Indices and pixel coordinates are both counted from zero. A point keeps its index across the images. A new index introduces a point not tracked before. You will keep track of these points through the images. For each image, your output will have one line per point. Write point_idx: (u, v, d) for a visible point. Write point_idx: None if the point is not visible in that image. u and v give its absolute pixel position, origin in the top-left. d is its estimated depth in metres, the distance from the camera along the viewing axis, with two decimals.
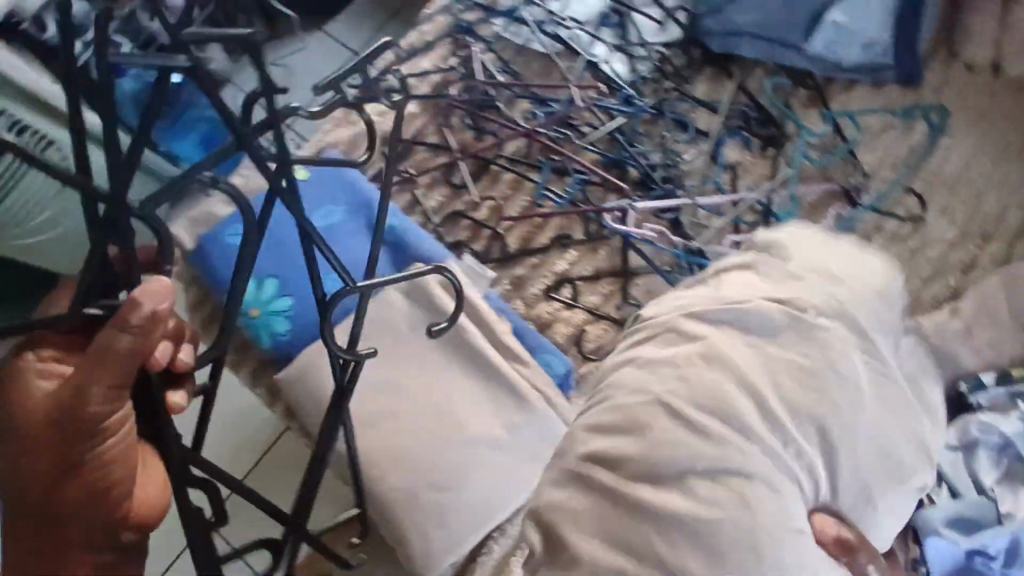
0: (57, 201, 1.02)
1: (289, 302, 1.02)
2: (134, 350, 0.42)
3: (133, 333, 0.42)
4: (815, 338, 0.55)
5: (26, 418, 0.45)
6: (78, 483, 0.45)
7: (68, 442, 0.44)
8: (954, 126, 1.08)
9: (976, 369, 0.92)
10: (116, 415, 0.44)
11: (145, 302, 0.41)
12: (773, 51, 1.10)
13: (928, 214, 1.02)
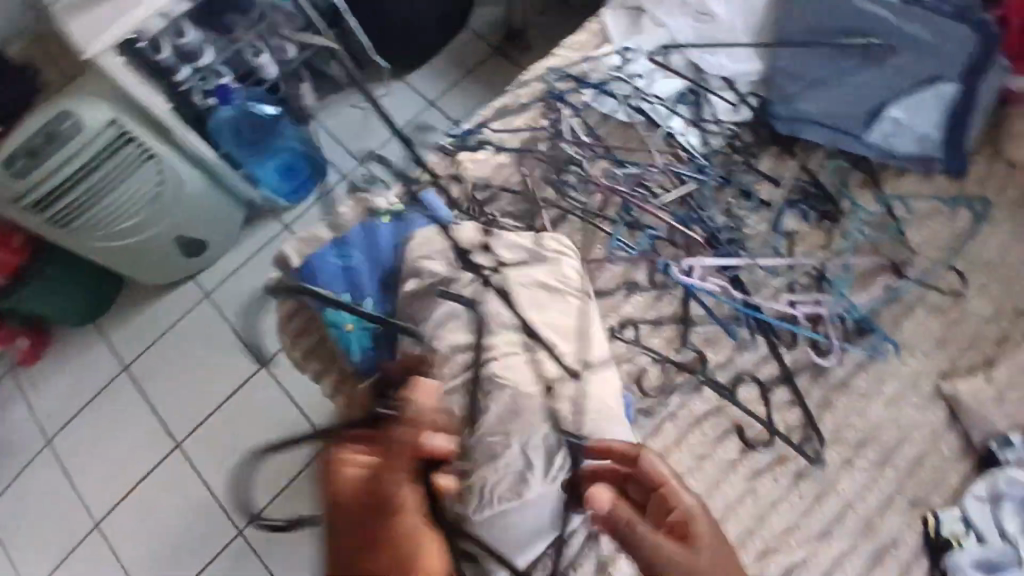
0: (157, 200, 1.51)
1: (379, 320, 1.14)
2: (413, 433, 0.76)
3: (416, 422, 0.77)
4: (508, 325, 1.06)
5: (342, 494, 0.75)
6: (387, 524, 0.74)
7: (373, 495, 0.74)
8: (995, 215, 1.20)
9: (1005, 430, 1.04)
10: (402, 478, 0.75)
11: (418, 395, 0.80)
12: (837, 137, 1.24)
13: (967, 290, 1.13)
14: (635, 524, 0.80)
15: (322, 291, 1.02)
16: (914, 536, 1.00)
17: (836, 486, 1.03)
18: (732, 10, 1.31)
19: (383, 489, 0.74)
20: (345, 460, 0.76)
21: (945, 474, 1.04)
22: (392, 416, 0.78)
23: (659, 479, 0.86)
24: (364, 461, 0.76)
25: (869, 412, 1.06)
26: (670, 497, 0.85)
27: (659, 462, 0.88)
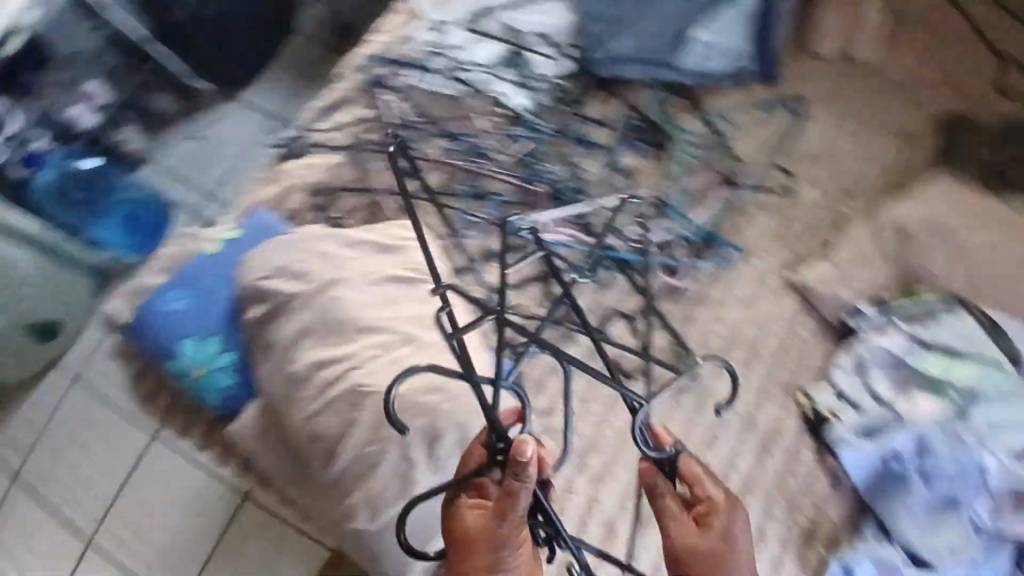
0: None
1: (229, 358, 1.17)
2: (517, 485, 0.62)
3: (518, 474, 0.62)
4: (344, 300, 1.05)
5: (465, 545, 0.66)
6: None
7: (489, 550, 0.65)
8: (812, 108, 1.26)
9: (853, 302, 1.10)
10: (513, 524, 0.64)
11: (528, 449, 0.62)
12: (652, 70, 1.25)
13: (797, 184, 1.21)
14: (660, 503, 0.71)
15: (167, 340, 1.18)
16: (793, 419, 1.09)
17: (712, 394, 1.11)
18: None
19: (477, 532, 0.65)
20: (458, 510, 0.68)
21: (808, 355, 1.12)
22: (506, 448, 0.66)
23: (694, 477, 0.69)
24: (479, 512, 0.67)
25: (729, 317, 1.15)
26: (700, 497, 0.69)
27: (694, 465, 0.70)
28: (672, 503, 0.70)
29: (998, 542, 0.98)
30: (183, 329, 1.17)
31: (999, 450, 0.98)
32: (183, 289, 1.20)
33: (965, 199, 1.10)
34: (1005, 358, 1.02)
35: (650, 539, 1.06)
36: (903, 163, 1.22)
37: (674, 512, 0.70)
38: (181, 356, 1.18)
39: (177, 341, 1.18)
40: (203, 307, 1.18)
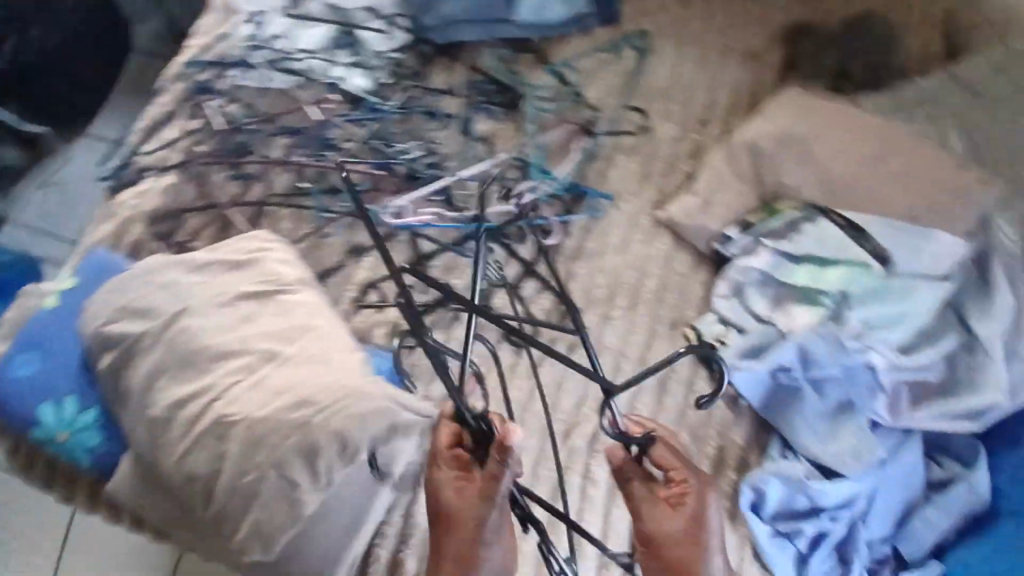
0: None
1: (94, 413, 1.06)
2: (501, 468, 0.70)
3: (500, 455, 0.71)
4: (192, 331, 0.97)
5: (444, 519, 0.70)
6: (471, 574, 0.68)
7: (469, 527, 0.69)
8: (656, 43, 1.25)
9: (720, 229, 1.10)
10: (492, 504, 0.70)
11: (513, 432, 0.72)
12: (491, 29, 1.20)
13: (652, 121, 1.20)
14: (628, 486, 0.74)
15: (17, 408, 1.05)
16: (684, 353, 1.09)
17: (605, 344, 1.09)
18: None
19: (463, 502, 0.70)
20: (441, 484, 0.71)
21: (689, 287, 1.12)
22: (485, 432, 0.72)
23: (669, 462, 0.74)
24: (461, 486, 0.71)
25: (608, 265, 1.13)
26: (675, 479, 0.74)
27: (667, 449, 0.74)
28: (640, 487, 0.74)
29: (895, 433, 1.02)
30: (36, 395, 1.06)
31: (881, 345, 1.00)
32: (29, 350, 1.08)
33: (812, 108, 1.09)
34: (871, 258, 0.98)
35: (569, 503, 1.02)
36: (754, 81, 1.22)
37: (643, 498, 0.73)
38: (35, 426, 1.05)
39: (29, 409, 1.05)
40: (56, 365, 1.06)
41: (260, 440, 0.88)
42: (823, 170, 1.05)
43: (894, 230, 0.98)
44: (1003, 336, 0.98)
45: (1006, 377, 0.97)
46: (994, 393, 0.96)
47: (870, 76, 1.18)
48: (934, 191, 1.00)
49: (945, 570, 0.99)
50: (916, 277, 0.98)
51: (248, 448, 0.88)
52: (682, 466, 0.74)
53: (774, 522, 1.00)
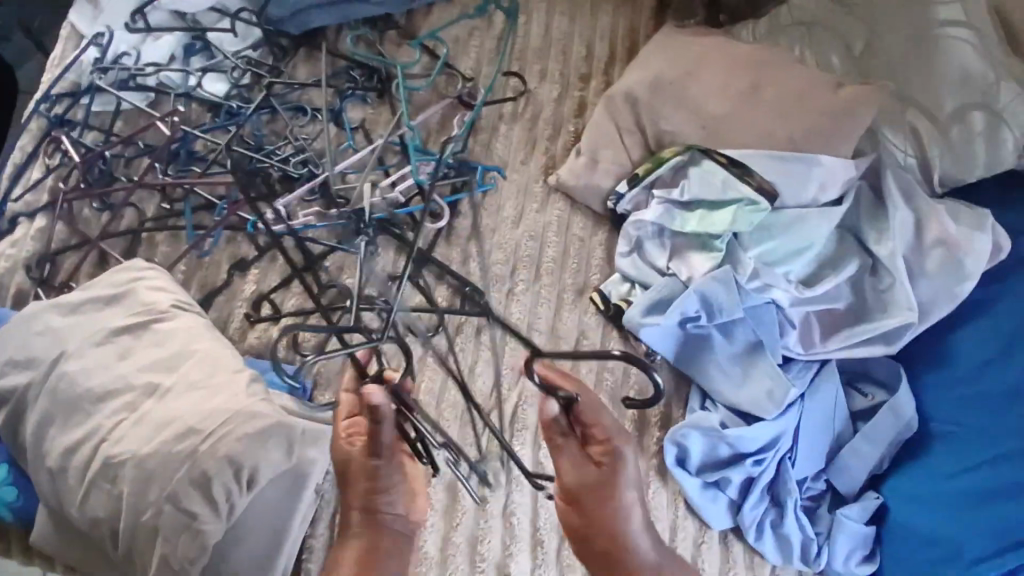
0: None
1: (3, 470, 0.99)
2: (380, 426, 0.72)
3: (373, 412, 0.71)
4: (68, 375, 0.92)
5: (346, 476, 0.76)
6: (382, 513, 0.77)
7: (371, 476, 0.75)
8: (525, 4, 1.20)
9: (612, 185, 1.06)
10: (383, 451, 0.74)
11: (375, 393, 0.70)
12: (344, 10, 1.16)
13: (531, 84, 1.15)
14: (561, 447, 0.75)
15: None
16: (592, 316, 1.05)
17: (513, 319, 1.04)
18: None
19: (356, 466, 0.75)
20: (340, 448, 0.77)
21: (592, 249, 1.08)
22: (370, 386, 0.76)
23: (593, 425, 0.74)
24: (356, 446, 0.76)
25: (506, 238, 1.07)
26: (600, 443, 0.74)
27: (600, 413, 0.73)
28: (571, 447, 0.75)
29: (811, 368, 0.99)
30: None
31: (782, 280, 0.96)
32: None
33: (680, 54, 1.06)
34: (758, 194, 0.94)
35: (496, 489, 0.96)
36: (629, 29, 1.19)
37: (572, 459, 0.75)
38: None
39: None
40: None
41: (150, 475, 0.86)
42: (700, 112, 1.02)
43: (778, 161, 0.95)
44: (904, 253, 0.93)
45: (914, 297, 0.92)
46: (905, 314, 0.91)
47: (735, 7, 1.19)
48: (813, 113, 0.95)
49: (882, 500, 0.95)
50: (807, 207, 0.95)
51: (140, 485, 0.85)
52: (610, 427, 0.74)
53: (702, 472, 0.97)
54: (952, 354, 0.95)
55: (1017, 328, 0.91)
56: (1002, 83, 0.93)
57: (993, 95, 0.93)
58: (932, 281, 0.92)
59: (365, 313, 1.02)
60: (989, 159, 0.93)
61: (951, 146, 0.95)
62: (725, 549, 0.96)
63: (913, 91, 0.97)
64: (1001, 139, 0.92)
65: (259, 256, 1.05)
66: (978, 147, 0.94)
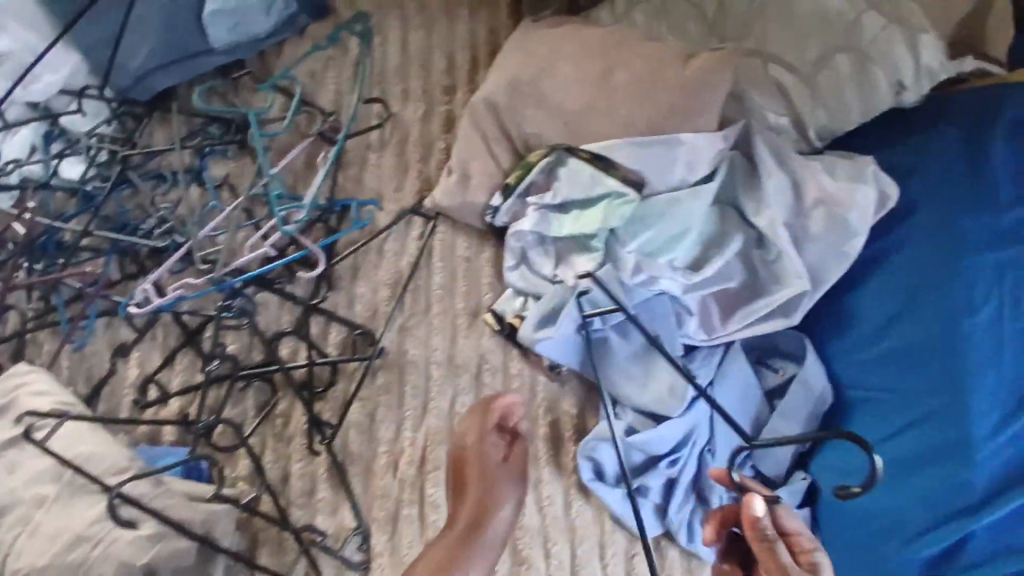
0: None
1: None
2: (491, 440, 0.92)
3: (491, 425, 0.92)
4: None
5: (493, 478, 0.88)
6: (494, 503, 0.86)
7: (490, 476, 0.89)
8: (377, 21, 1.14)
9: (487, 199, 1.00)
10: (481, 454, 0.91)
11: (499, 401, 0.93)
12: (188, 66, 1.10)
13: (394, 106, 1.09)
14: (775, 553, 0.71)
15: None
16: (489, 337, 1.00)
17: (408, 357, 0.99)
18: (20, 34, 1.08)
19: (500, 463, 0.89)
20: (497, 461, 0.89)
21: (479, 269, 1.03)
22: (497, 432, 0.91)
23: (792, 526, 0.76)
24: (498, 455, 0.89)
25: (389, 272, 1.02)
26: (798, 544, 0.75)
27: (792, 517, 0.76)
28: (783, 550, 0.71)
29: (717, 353, 0.94)
30: None
31: (666, 269, 0.91)
32: None
33: (533, 51, 1.00)
34: (625, 185, 0.90)
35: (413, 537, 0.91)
36: (489, 29, 1.13)
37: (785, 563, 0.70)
38: None
39: None
40: None
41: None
42: (559, 109, 0.96)
43: (643, 150, 0.89)
44: (786, 219, 0.89)
45: (802, 265, 0.88)
46: (796, 283, 0.87)
47: None
48: (667, 91, 0.89)
49: (810, 479, 0.91)
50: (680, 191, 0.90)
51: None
52: (802, 532, 0.76)
53: (621, 482, 0.92)
54: (855, 313, 0.89)
55: (918, 276, 0.85)
56: (863, 18, 0.88)
57: (855, 36, 0.88)
58: (818, 243, 0.87)
59: (255, 379, 0.97)
60: (863, 105, 0.88)
61: (822, 98, 0.89)
62: (660, 558, 0.91)
63: (773, 45, 0.91)
64: (871, 80, 0.87)
65: (138, 339, 1.03)
66: (849, 94, 0.88)
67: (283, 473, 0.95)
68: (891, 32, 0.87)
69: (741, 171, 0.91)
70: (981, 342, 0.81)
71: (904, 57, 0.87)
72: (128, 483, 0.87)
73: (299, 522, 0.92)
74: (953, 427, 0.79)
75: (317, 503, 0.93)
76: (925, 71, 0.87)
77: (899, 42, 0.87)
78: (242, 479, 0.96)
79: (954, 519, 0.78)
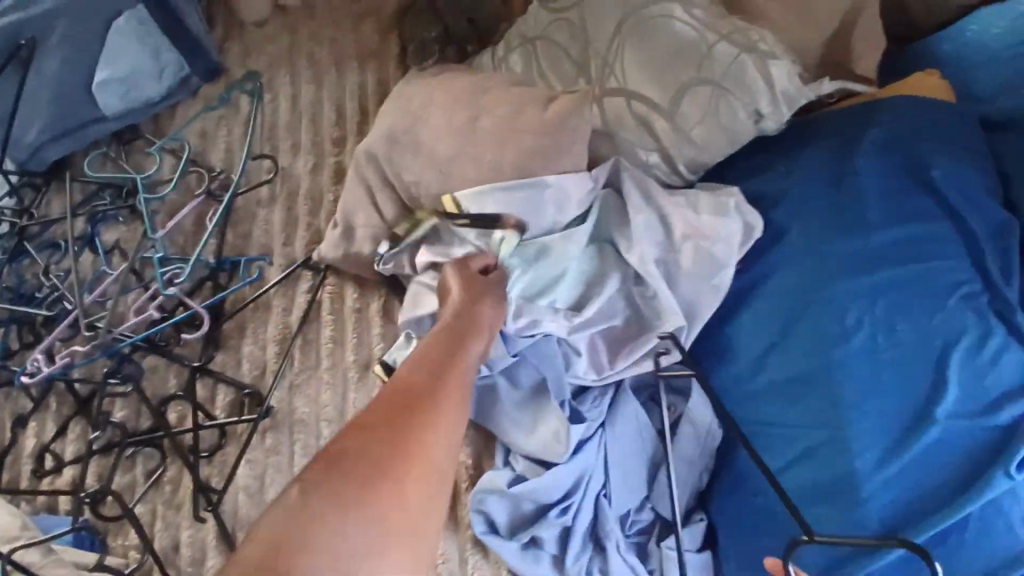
0: None
1: None
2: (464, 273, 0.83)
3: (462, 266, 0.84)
4: None
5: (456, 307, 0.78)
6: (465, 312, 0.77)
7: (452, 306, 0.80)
8: (268, 79, 1.16)
9: (371, 249, 1.00)
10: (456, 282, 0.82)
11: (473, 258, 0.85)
12: (79, 136, 1.13)
13: (283, 160, 1.10)
14: None
15: None
16: (379, 388, 0.99)
17: (298, 415, 0.97)
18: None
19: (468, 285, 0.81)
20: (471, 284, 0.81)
21: (370, 319, 1.02)
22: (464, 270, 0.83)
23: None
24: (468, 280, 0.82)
25: (279, 328, 1.01)
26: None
27: None
28: None
29: (607, 395, 0.92)
30: None
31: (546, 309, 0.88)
32: None
33: (407, 102, 1.01)
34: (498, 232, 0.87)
35: None
36: (378, 79, 1.14)
37: None
38: None
39: None
40: None
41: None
42: (433, 157, 0.95)
43: (508, 194, 0.88)
44: (657, 256, 0.88)
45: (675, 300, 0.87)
46: (672, 318, 0.86)
47: (469, 30, 1.13)
48: (526, 134, 0.89)
49: (708, 521, 0.88)
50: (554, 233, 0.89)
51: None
52: None
53: (515, 535, 0.87)
54: (733, 347, 0.86)
55: (792, 304, 0.82)
56: (716, 48, 0.86)
57: (709, 67, 0.86)
58: (689, 278, 0.87)
59: (144, 445, 0.96)
60: (728, 137, 0.86)
61: (685, 131, 0.87)
62: None
63: (633, 81, 0.90)
64: (732, 113, 0.85)
65: (33, 408, 1.02)
66: (713, 128, 0.86)
67: (172, 541, 0.93)
68: (743, 61, 0.85)
69: (611, 212, 0.91)
70: (859, 370, 0.77)
71: (760, 85, 0.85)
72: (20, 549, 0.86)
73: None
74: (840, 466, 0.76)
75: (206, 572, 0.91)
76: (781, 95, 0.85)
77: (752, 70, 0.85)
78: (133, 547, 0.94)
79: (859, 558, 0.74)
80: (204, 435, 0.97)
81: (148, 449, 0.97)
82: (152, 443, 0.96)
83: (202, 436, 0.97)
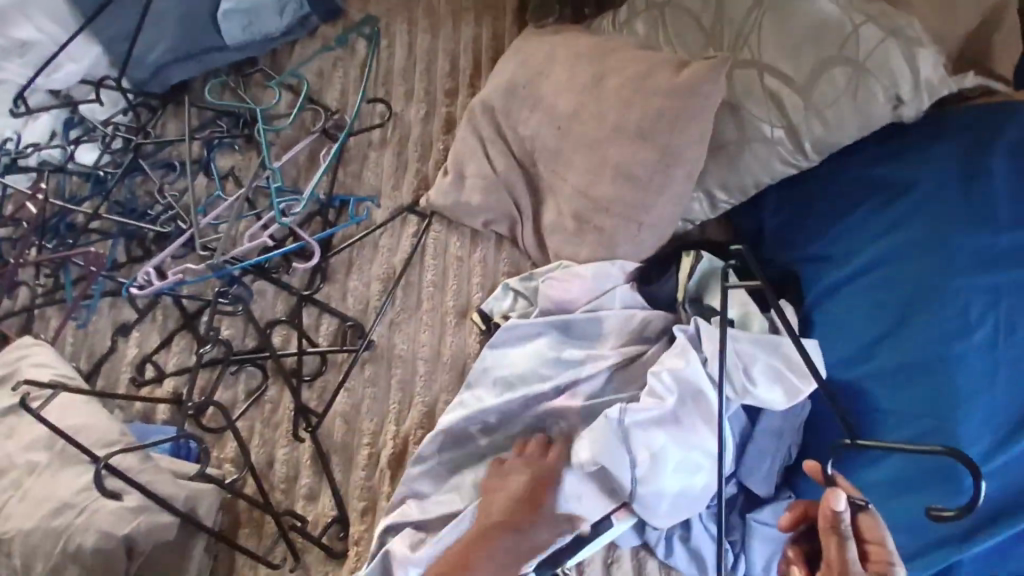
0: None
1: None
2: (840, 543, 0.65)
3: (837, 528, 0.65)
4: None
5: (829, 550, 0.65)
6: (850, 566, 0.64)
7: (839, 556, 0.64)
8: (385, 27, 1.19)
9: (480, 200, 1.03)
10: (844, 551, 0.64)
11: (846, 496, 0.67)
12: (202, 61, 1.18)
13: (396, 107, 1.13)
14: (839, 554, 0.64)
15: None
16: (474, 337, 1.01)
17: (396, 351, 1.01)
18: (46, 25, 1.15)
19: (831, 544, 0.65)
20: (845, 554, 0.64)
21: (470, 267, 1.05)
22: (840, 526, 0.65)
23: (873, 536, 0.68)
24: (840, 544, 0.64)
25: (383, 267, 1.05)
26: (876, 554, 0.67)
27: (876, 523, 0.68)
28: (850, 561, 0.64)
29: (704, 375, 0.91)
30: None
31: (617, 278, 0.96)
32: None
33: (531, 56, 1.05)
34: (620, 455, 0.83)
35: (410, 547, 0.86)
36: (492, 36, 1.18)
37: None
38: None
39: None
40: None
41: (39, 547, 0.82)
42: (552, 114, 0.99)
43: (630, 155, 0.92)
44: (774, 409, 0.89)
45: (777, 424, 0.88)
46: (776, 426, 0.88)
47: None
48: (654, 99, 0.91)
49: (797, 499, 0.90)
50: (696, 329, 0.89)
51: (27, 560, 0.82)
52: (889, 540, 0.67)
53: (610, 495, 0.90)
54: (837, 330, 0.88)
55: (902, 290, 0.83)
56: (860, 30, 0.86)
57: (851, 47, 0.86)
58: (785, 425, 0.88)
59: (247, 364, 1.01)
60: (862, 121, 0.86)
61: (818, 110, 0.88)
62: (637, 566, 0.87)
63: (768, 56, 0.92)
64: (870, 94, 0.85)
65: (139, 318, 1.06)
66: (847, 109, 0.86)
67: (268, 457, 0.97)
68: (888, 45, 0.85)
69: (713, 280, 0.95)
70: (970, 365, 0.77)
71: (902, 70, 0.84)
72: (116, 455, 0.88)
73: (281, 504, 0.94)
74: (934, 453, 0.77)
75: (298, 490, 0.95)
76: (925, 84, 0.85)
77: (897, 54, 0.85)
78: (228, 460, 0.98)
79: (931, 545, 0.77)
80: (305, 362, 1.00)
81: (249, 367, 1.01)
82: (254, 362, 1.01)
83: (301, 364, 1.00)
